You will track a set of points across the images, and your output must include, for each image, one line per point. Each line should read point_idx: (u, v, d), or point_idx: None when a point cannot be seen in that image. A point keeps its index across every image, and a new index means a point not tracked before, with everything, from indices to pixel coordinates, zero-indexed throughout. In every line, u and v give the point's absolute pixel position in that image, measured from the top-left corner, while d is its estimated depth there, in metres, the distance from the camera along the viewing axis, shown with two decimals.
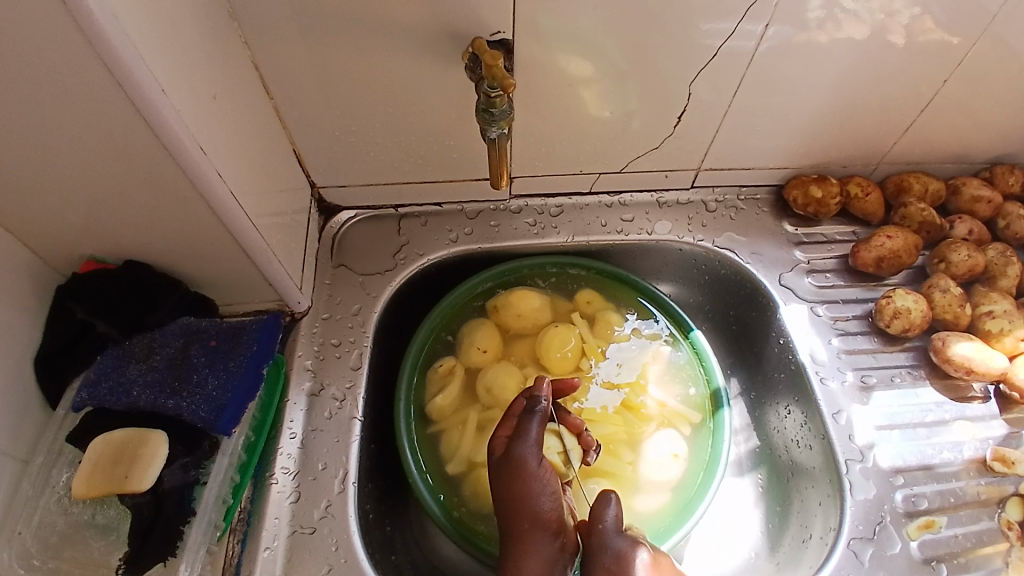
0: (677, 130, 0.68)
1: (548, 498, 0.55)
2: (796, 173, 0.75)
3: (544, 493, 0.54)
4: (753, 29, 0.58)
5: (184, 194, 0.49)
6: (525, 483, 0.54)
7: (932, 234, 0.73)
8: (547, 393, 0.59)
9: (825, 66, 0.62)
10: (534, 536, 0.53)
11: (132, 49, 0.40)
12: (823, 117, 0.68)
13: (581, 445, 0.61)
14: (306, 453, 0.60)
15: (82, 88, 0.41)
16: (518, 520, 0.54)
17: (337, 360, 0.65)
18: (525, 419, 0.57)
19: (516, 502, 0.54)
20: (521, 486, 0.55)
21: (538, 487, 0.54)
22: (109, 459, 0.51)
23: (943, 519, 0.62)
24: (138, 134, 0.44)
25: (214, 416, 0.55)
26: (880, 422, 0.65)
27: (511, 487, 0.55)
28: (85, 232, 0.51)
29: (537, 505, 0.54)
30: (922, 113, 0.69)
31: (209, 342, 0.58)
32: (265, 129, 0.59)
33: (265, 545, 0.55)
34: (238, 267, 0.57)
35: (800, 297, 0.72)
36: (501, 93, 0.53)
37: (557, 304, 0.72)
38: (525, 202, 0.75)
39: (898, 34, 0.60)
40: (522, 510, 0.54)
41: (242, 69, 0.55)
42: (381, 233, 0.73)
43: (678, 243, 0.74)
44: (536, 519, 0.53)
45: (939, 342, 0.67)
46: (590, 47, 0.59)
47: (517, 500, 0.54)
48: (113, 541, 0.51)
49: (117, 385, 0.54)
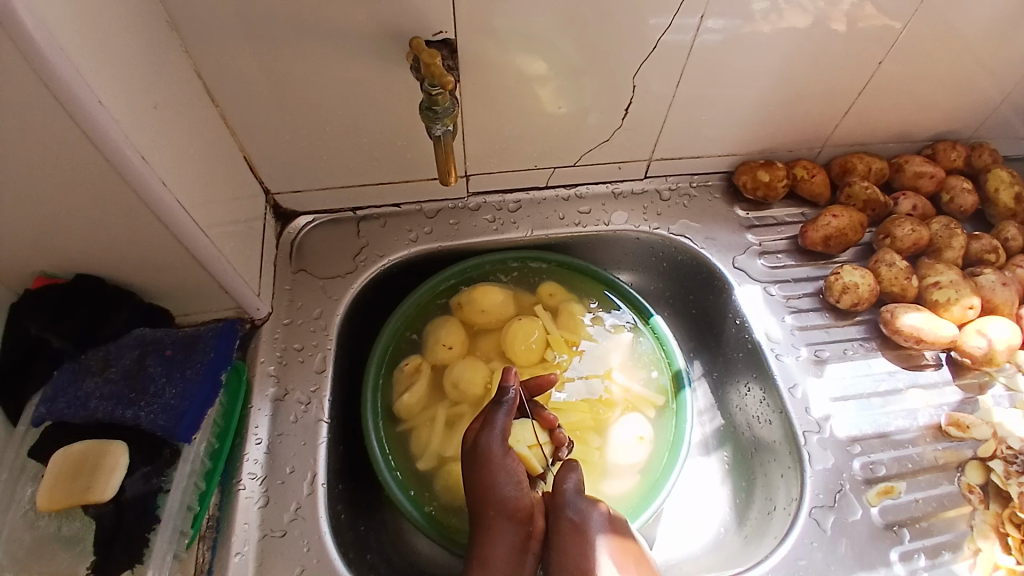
0: (627, 121, 0.69)
1: (513, 486, 0.56)
2: (745, 159, 0.77)
3: (508, 483, 0.56)
4: (691, 21, 0.60)
5: (131, 205, 0.49)
6: (490, 472, 0.56)
7: (877, 212, 0.76)
8: (515, 382, 0.59)
9: (766, 54, 0.64)
10: (499, 523, 0.55)
11: (66, 61, 0.40)
12: (767, 102, 0.70)
13: (553, 441, 0.62)
14: (273, 458, 0.60)
15: (20, 105, 0.41)
16: (483, 507, 0.56)
17: (301, 365, 0.65)
18: (493, 407, 0.59)
19: (482, 490, 0.56)
20: (487, 476, 0.56)
21: (502, 476, 0.56)
22: (71, 471, 0.51)
23: (902, 484, 0.64)
24: (79, 148, 0.44)
25: (173, 424, 0.55)
26: (836, 394, 0.67)
27: (478, 475, 0.57)
28: (32, 249, 0.51)
29: (501, 493, 0.56)
30: (860, 96, 0.71)
31: (165, 352, 0.58)
32: (214, 138, 0.59)
33: (236, 550, 0.55)
34: (193, 276, 0.57)
35: (753, 279, 0.73)
36: (441, 90, 0.54)
37: (520, 297, 0.73)
38: (482, 199, 0.76)
39: (840, 21, 0.62)
40: (488, 498, 0.56)
41: (186, 79, 0.55)
42: (340, 237, 0.73)
43: (635, 232, 0.76)
44: (502, 507, 0.56)
45: (888, 314, 0.69)
46: (534, 45, 0.60)
47: (483, 489, 0.56)
48: (79, 553, 0.50)
49: (74, 398, 0.54)
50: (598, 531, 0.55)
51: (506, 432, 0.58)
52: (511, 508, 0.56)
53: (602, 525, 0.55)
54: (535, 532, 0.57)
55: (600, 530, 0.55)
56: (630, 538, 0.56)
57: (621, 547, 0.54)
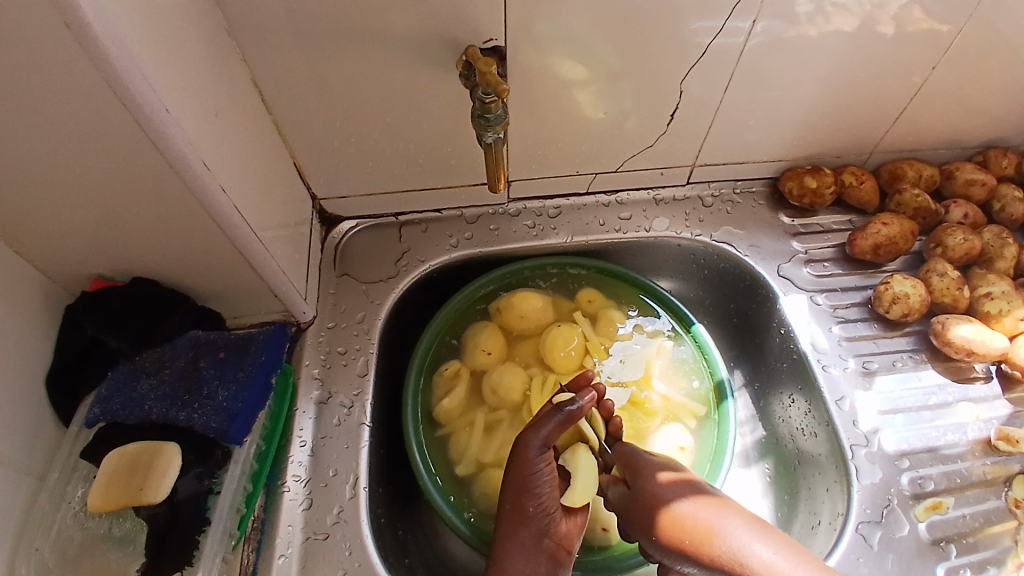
0: (672, 126, 0.69)
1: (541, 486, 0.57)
2: (791, 165, 0.76)
3: (535, 483, 0.57)
4: (741, 24, 0.59)
5: (190, 209, 0.50)
6: (518, 468, 0.57)
7: (927, 220, 0.74)
8: (586, 399, 0.59)
9: (815, 58, 0.63)
10: (518, 519, 0.56)
11: (136, 69, 0.41)
12: (815, 108, 0.69)
13: (602, 415, 0.63)
14: (317, 460, 0.60)
15: (86, 109, 0.42)
16: (504, 500, 0.57)
17: (344, 368, 0.66)
18: (548, 412, 0.58)
19: (507, 484, 0.57)
20: (516, 471, 0.57)
21: (529, 476, 0.57)
22: (126, 470, 0.52)
23: (950, 499, 0.62)
24: (142, 151, 0.45)
25: (225, 426, 0.56)
26: (883, 407, 0.66)
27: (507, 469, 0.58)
28: (91, 250, 0.53)
29: (527, 490, 0.56)
30: (912, 101, 0.69)
31: (218, 354, 0.59)
32: (265, 143, 0.60)
33: (280, 552, 0.56)
34: (245, 279, 0.58)
35: (800, 287, 0.72)
36: (495, 99, 0.54)
37: (559, 304, 0.73)
38: (523, 205, 0.76)
39: (887, 24, 0.61)
40: (510, 491, 0.57)
41: (241, 85, 0.56)
42: (382, 241, 0.74)
43: (676, 239, 0.75)
44: (520, 505, 0.56)
45: (938, 325, 0.67)
46: (581, 50, 0.59)
47: (507, 481, 0.57)
48: (131, 552, 0.51)
49: (129, 399, 0.56)
50: (682, 496, 0.56)
51: (542, 436, 0.57)
52: (528, 507, 0.56)
53: (679, 489, 0.56)
54: (554, 534, 0.56)
55: (676, 496, 0.56)
56: (709, 493, 0.56)
57: (708, 504, 0.54)
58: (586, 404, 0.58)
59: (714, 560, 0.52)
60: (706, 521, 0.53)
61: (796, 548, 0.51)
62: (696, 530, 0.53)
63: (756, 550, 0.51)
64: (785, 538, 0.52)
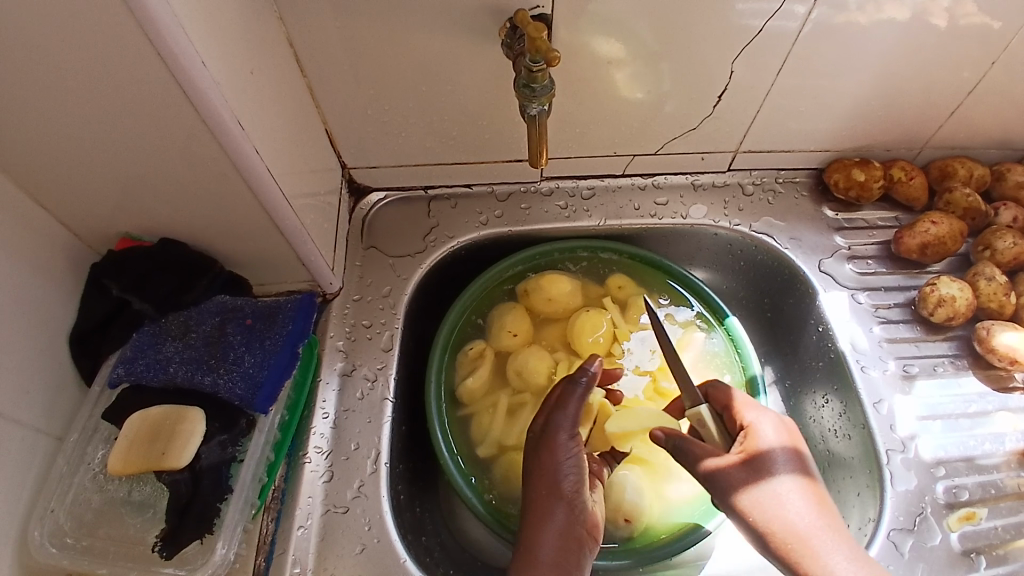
0: (716, 110, 0.66)
1: (571, 466, 0.56)
2: (837, 157, 0.73)
3: (566, 464, 0.55)
4: (797, 8, 0.56)
5: (222, 170, 0.48)
6: (550, 451, 0.56)
7: (976, 221, 0.71)
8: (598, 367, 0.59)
9: (869, 47, 0.60)
10: (551, 505, 0.54)
11: (174, 19, 0.39)
12: (866, 99, 0.66)
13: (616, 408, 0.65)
14: (339, 433, 0.60)
15: (116, 62, 0.40)
16: (531, 487, 0.56)
17: (368, 342, 0.64)
18: (568, 388, 0.58)
19: (536, 468, 0.56)
20: (547, 457, 0.56)
21: (561, 458, 0.56)
22: (146, 436, 0.51)
23: (984, 510, 0.60)
24: (175, 109, 0.43)
25: (251, 395, 0.55)
26: (922, 413, 0.64)
27: (535, 455, 0.57)
28: (118, 210, 0.51)
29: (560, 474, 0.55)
30: (969, 97, 0.66)
31: (245, 321, 0.58)
32: (299, 107, 0.58)
33: (299, 524, 0.55)
34: (273, 246, 0.56)
35: (841, 285, 0.70)
36: (544, 67, 0.51)
37: (588, 288, 0.71)
38: (556, 184, 0.74)
39: (941, 16, 0.57)
40: (539, 476, 0.55)
41: (276, 45, 0.54)
42: (412, 215, 0.72)
43: (714, 227, 0.73)
44: (553, 492, 0.54)
45: (983, 331, 0.65)
46: (628, 26, 0.57)
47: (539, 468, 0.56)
48: (150, 519, 0.51)
49: (154, 362, 0.55)
50: (782, 473, 0.51)
51: (568, 417, 0.57)
52: (563, 490, 0.54)
53: (788, 464, 0.51)
54: (586, 521, 0.54)
55: (783, 474, 0.50)
56: (815, 478, 0.51)
57: (813, 496, 0.50)
58: (596, 372, 0.59)
59: (786, 551, 0.49)
60: (796, 515, 0.49)
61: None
62: (778, 516, 0.49)
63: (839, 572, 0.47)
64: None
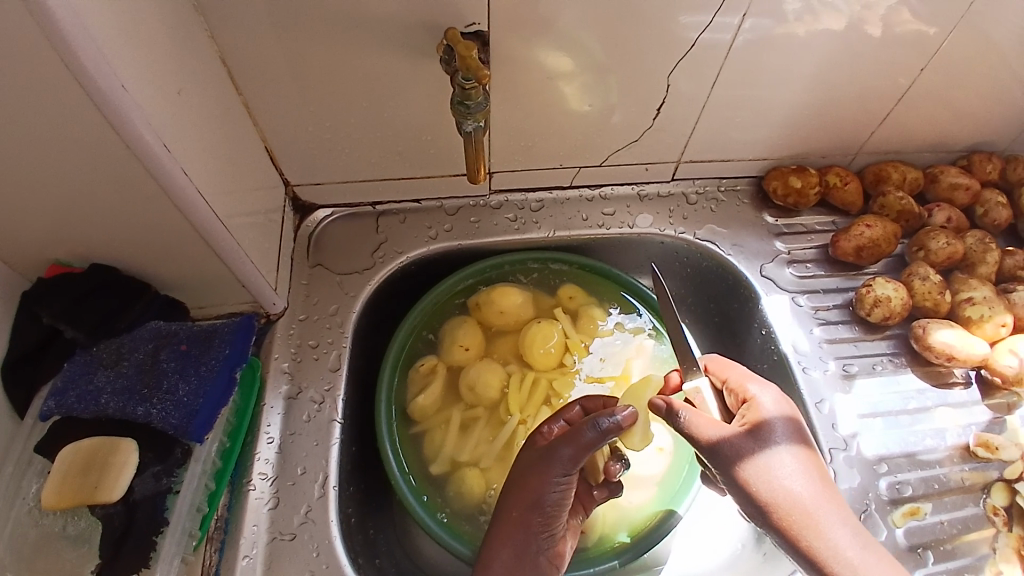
0: (658, 121, 0.67)
1: (556, 495, 0.54)
2: (776, 164, 0.75)
3: (546, 497, 0.53)
4: (730, 20, 0.58)
5: (150, 193, 0.47)
6: (533, 483, 0.54)
7: (910, 223, 0.73)
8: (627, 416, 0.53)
9: (802, 57, 0.62)
10: (516, 532, 0.54)
11: (90, 41, 0.38)
12: (802, 107, 0.67)
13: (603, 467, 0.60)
14: (285, 458, 0.59)
15: (39, 84, 0.39)
16: (508, 506, 0.55)
17: (315, 362, 0.64)
18: (583, 428, 0.53)
19: (515, 491, 0.54)
20: (532, 481, 0.54)
21: (544, 492, 0.53)
22: (78, 469, 0.50)
23: (928, 506, 0.62)
24: (97, 133, 0.42)
25: (186, 423, 0.54)
26: (863, 411, 0.66)
27: (519, 479, 0.55)
28: (46, 236, 0.50)
29: (540, 499, 0.53)
30: (899, 103, 0.68)
31: (180, 347, 0.56)
32: (236, 126, 0.57)
33: (244, 554, 0.54)
34: (211, 268, 0.56)
35: (782, 288, 0.72)
36: (476, 84, 0.52)
37: (540, 299, 0.71)
38: (504, 197, 0.74)
39: (875, 25, 0.60)
40: (516, 501, 0.54)
41: (209, 65, 0.53)
42: (359, 231, 0.72)
43: (659, 236, 0.74)
44: (525, 518, 0.54)
45: (919, 330, 0.67)
46: (566, 40, 0.58)
47: (518, 491, 0.54)
48: (86, 553, 0.49)
49: (85, 392, 0.53)
50: (782, 443, 0.51)
51: (573, 457, 0.53)
52: (533, 523, 0.54)
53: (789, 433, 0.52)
54: (551, 551, 0.55)
55: (783, 445, 0.51)
56: (811, 450, 0.52)
57: (811, 467, 0.50)
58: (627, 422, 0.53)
59: (788, 520, 0.49)
60: (796, 481, 0.50)
61: (879, 555, 0.48)
62: (782, 485, 0.49)
63: (837, 540, 0.48)
64: (873, 549, 0.48)
